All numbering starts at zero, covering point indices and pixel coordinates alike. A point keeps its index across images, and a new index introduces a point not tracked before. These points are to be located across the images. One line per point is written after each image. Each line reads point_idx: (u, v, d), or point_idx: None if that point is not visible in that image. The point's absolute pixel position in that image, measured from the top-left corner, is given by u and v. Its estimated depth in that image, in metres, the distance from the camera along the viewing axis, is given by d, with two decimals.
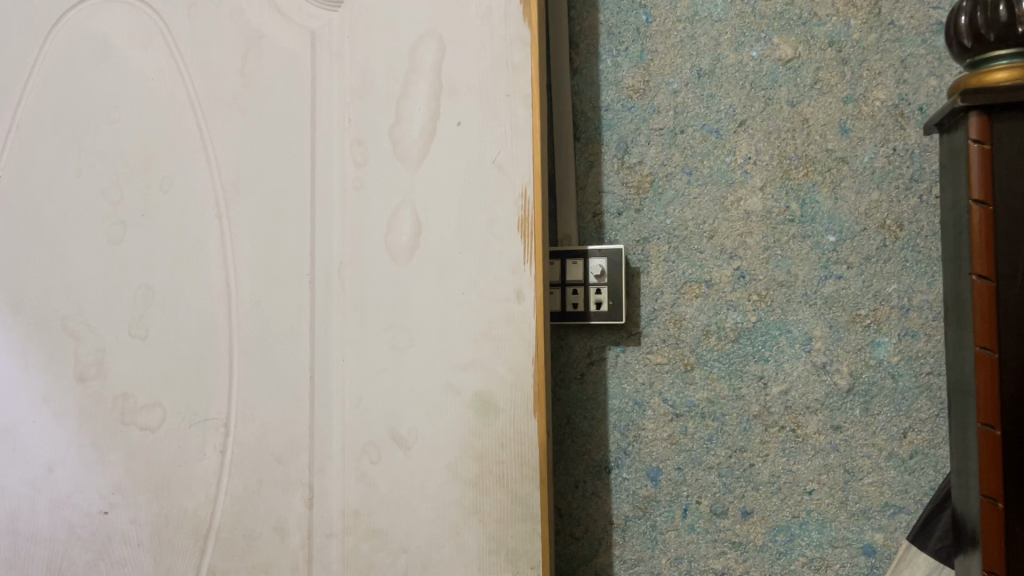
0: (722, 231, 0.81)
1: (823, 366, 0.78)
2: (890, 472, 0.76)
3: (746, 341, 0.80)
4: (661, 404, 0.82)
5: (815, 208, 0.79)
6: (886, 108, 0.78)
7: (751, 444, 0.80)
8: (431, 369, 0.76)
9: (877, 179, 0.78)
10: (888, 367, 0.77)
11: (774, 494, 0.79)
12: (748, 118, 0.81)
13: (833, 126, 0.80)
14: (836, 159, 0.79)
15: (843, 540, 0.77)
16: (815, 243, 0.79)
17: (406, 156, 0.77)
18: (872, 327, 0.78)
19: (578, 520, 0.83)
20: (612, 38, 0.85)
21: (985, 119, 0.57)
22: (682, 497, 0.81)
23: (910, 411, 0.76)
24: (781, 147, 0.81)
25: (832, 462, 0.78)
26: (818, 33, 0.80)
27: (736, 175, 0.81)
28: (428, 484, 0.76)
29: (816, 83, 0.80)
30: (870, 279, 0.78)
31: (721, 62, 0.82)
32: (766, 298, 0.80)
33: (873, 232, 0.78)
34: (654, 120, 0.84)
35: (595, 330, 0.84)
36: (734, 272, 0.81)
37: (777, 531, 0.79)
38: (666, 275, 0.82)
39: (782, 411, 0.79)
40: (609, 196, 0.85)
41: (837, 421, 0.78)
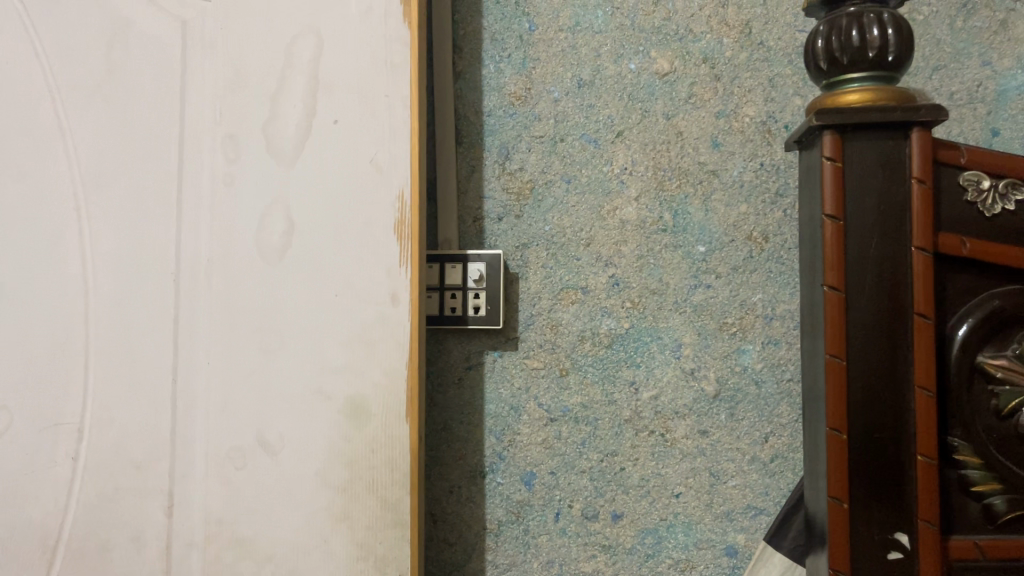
0: (599, 238, 0.83)
1: (692, 372, 0.81)
2: (752, 475, 0.79)
3: (619, 347, 0.82)
4: (536, 409, 0.82)
5: (687, 218, 0.82)
6: (754, 124, 0.82)
7: (622, 447, 0.81)
8: (301, 372, 0.74)
9: (746, 194, 0.81)
10: (752, 373, 0.80)
11: (644, 497, 0.80)
12: (626, 129, 0.83)
13: (706, 140, 0.82)
14: (707, 172, 0.82)
15: (707, 541, 0.79)
16: (686, 253, 0.82)
17: (280, 153, 0.76)
18: (738, 335, 0.80)
19: (452, 525, 0.83)
20: (496, 44, 0.86)
21: (838, 137, 0.60)
22: (556, 501, 0.82)
23: (772, 416, 0.80)
24: (656, 159, 0.83)
25: (698, 466, 0.80)
26: (693, 49, 0.83)
27: (614, 185, 0.83)
28: (295, 491, 0.74)
29: (691, 97, 0.82)
30: (737, 288, 0.81)
31: (600, 73, 0.84)
32: (640, 305, 0.82)
33: (741, 244, 0.81)
34: (535, 128, 0.84)
35: (473, 335, 0.84)
36: (609, 279, 0.82)
37: (646, 534, 0.80)
38: (544, 281, 0.83)
39: (653, 416, 0.81)
40: (489, 201, 0.85)
41: (704, 426, 0.80)
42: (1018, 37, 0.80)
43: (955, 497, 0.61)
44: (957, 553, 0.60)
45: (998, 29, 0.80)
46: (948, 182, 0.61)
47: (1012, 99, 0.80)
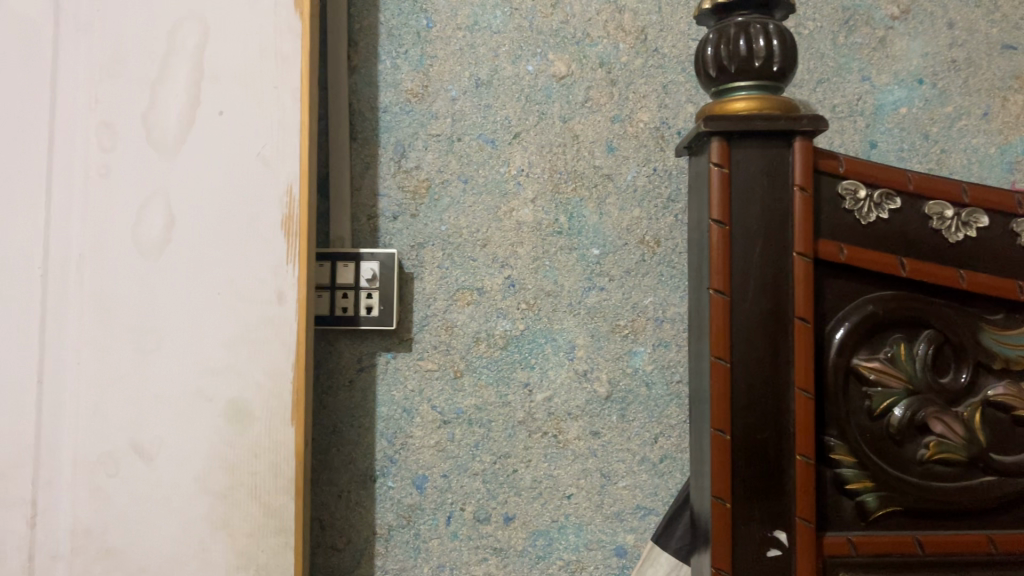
0: (495, 239, 0.82)
1: (585, 374, 0.81)
2: (642, 475, 0.80)
3: (514, 349, 0.81)
4: (430, 411, 0.81)
5: (582, 222, 0.82)
6: (649, 130, 0.83)
7: (515, 449, 0.81)
8: (180, 374, 0.71)
9: (640, 198, 0.83)
10: (643, 375, 0.81)
11: (536, 499, 0.80)
12: (523, 131, 0.83)
13: (601, 144, 0.83)
14: (602, 176, 0.83)
15: (597, 542, 0.80)
16: (581, 256, 0.82)
17: (160, 143, 0.72)
18: (630, 337, 0.81)
19: (340, 531, 0.81)
20: (392, 40, 0.84)
21: (725, 144, 0.62)
22: (447, 505, 0.81)
23: (662, 417, 0.81)
24: (552, 161, 0.83)
25: (590, 467, 0.80)
26: (590, 53, 0.83)
27: (510, 187, 0.83)
28: (172, 498, 0.70)
29: (587, 101, 0.83)
30: (629, 291, 0.82)
31: (498, 74, 0.83)
32: (534, 307, 0.82)
33: (634, 247, 0.82)
34: (432, 126, 0.83)
35: (364, 335, 0.82)
36: (505, 280, 0.82)
37: (537, 536, 0.80)
38: (439, 281, 0.82)
39: (546, 417, 0.81)
40: (384, 199, 0.83)
41: (595, 427, 0.81)
42: (895, 54, 0.84)
43: (830, 495, 0.63)
44: (831, 549, 0.62)
45: (877, 46, 0.84)
46: (827, 190, 0.63)
47: (889, 113, 0.83)
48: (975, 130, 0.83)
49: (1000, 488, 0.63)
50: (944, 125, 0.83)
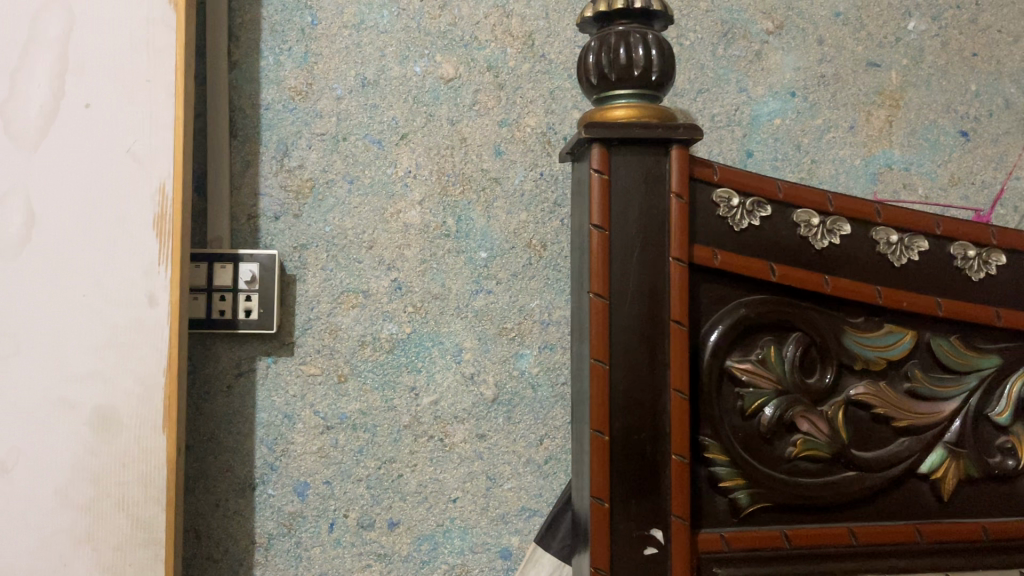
0: (381, 241, 0.81)
1: (471, 377, 0.81)
2: (527, 477, 0.81)
3: (400, 352, 0.81)
4: (312, 416, 0.79)
5: (470, 225, 0.82)
6: (536, 135, 0.84)
7: (401, 454, 0.80)
8: (41, 380, 0.67)
9: (527, 202, 0.83)
10: (529, 377, 0.82)
11: (421, 503, 0.80)
12: (410, 132, 0.82)
13: (488, 147, 0.83)
14: (490, 179, 0.83)
15: (482, 545, 0.80)
16: (469, 258, 0.82)
17: (19, 136, 0.68)
18: (517, 339, 0.82)
19: (217, 541, 0.78)
20: (276, 36, 0.82)
21: (605, 150, 0.63)
22: (330, 511, 0.79)
23: (548, 419, 0.82)
24: (440, 163, 0.82)
25: (476, 470, 0.80)
26: (477, 56, 0.84)
27: (397, 188, 0.82)
28: (31, 512, 0.66)
29: (475, 104, 0.83)
30: (516, 294, 0.82)
31: (385, 74, 0.83)
32: (421, 310, 0.81)
33: (521, 251, 0.83)
34: (316, 124, 0.82)
35: (244, 339, 0.80)
36: (391, 283, 0.81)
37: (422, 541, 0.80)
38: (323, 283, 0.80)
39: (432, 421, 0.80)
40: (265, 198, 0.81)
41: (482, 430, 0.81)
42: (769, 67, 0.87)
43: (705, 492, 0.65)
44: (706, 546, 0.64)
45: (753, 59, 0.87)
46: (702, 198, 0.65)
47: (765, 124, 0.87)
48: (843, 142, 0.87)
49: (862, 482, 0.66)
50: (815, 137, 0.87)
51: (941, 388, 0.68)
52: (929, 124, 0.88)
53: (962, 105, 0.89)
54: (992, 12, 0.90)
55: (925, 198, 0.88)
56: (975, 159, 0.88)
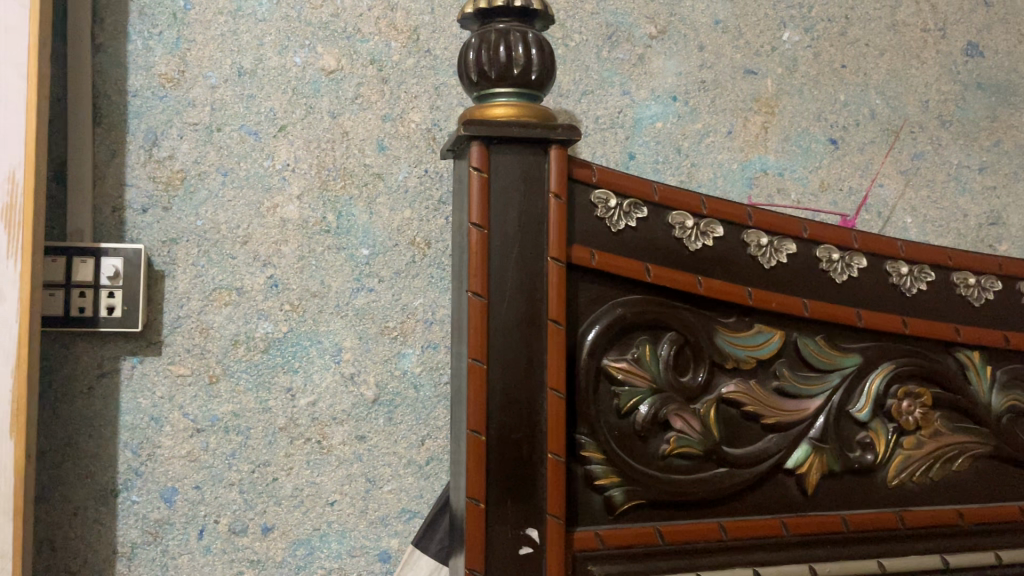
0: (257, 237, 0.78)
1: (351, 377, 0.79)
2: (408, 478, 0.80)
3: (276, 352, 0.78)
4: (181, 419, 0.76)
5: (351, 221, 0.80)
6: (420, 131, 0.82)
7: (275, 457, 0.77)
8: None
9: (410, 199, 0.82)
10: (411, 377, 0.81)
11: (297, 507, 0.77)
12: (289, 124, 0.80)
13: (371, 142, 0.81)
14: (372, 175, 0.81)
15: (361, 548, 0.78)
16: (350, 255, 0.80)
17: None
18: (399, 339, 0.81)
19: (75, 552, 0.74)
20: (145, 19, 0.78)
21: (485, 148, 0.62)
22: (199, 518, 0.76)
23: (429, 419, 0.81)
24: (320, 157, 0.80)
25: (354, 473, 0.79)
26: (360, 49, 0.82)
27: (275, 182, 0.79)
28: None
29: (357, 98, 0.81)
30: (399, 292, 0.81)
31: (263, 63, 0.80)
32: (299, 308, 0.79)
33: (404, 249, 0.81)
34: (188, 113, 0.78)
35: (107, 338, 0.75)
36: (267, 280, 0.78)
37: (297, 545, 0.77)
38: (194, 280, 0.77)
39: (309, 423, 0.78)
40: (132, 189, 0.77)
41: (361, 432, 0.79)
42: (652, 71, 0.89)
43: (580, 491, 0.65)
44: (580, 544, 0.64)
45: (636, 63, 0.88)
46: (581, 199, 0.66)
47: (647, 126, 0.88)
48: (721, 147, 0.90)
49: (731, 478, 0.68)
50: (694, 140, 0.89)
51: (806, 385, 0.70)
52: (801, 131, 0.92)
53: (832, 114, 0.92)
54: (861, 25, 0.94)
55: (797, 202, 0.91)
56: (843, 166, 0.92)
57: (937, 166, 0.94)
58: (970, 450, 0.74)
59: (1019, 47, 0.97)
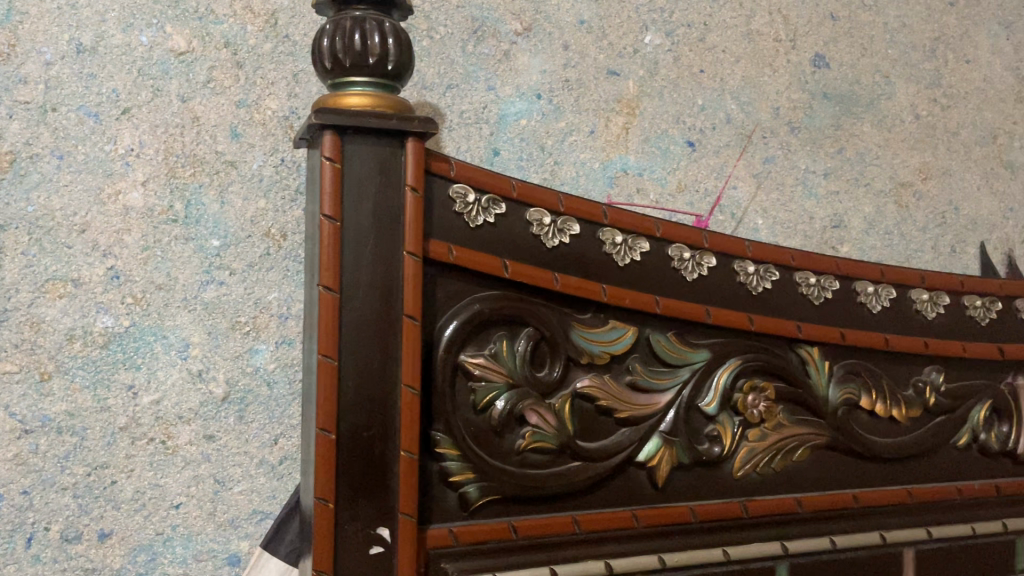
0: (96, 225, 0.74)
1: (199, 374, 0.76)
2: (260, 479, 0.78)
3: (117, 348, 0.74)
4: (7, 420, 0.70)
5: (201, 210, 0.77)
6: (276, 118, 0.80)
7: (115, 459, 0.73)
8: None
9: (265, 188, 0.79)
10: (264, 375, 0.78)
11: (138, 511, 0.73)
12: (133, 106, 0.75)
13: (224, 128, 0.78)
14: (225, 162, 0.78)
15: (208, 552, 0.76)
16: (199, 247, 0.77)
17: None
18: (251, 335, 0.78)
19: None
20: None
21: (338, 138, 0.60)
22: (27, 525, 0.71)
23: (283, 418, 0.79)
24: (168, 143, 0.76)
25: (202, 474, 0.76)
26: (213, 31, 0.78)
27: (117, 167, 0.75)
28: None
29: (209, 81, 0.78)
30: (252, 286, 0.78)
31: (105, 41, 0.75)
32: (142, 301, 0.75)
33: (258, 240, 0.79)
34: (19, 91, 0.72)
35: None
36: (107, 271, 0.74)
37: (138, 552, 0.73)
38: (24, 270, 0.71)
39: (152, 422, 0.74)
40: None
41: (210, 431, 0.76)
42: (517, 68, 0.89)
43: (435, 488, 0.65)
44: (434, 542, 0.64)
45: (501, 58, 0.88)
46: (439, 193, 0.65)
47: (511, 123, 0.88)
48: (583, 146, 0.91)
49: (585, 471, 0.69)
50: (558, 139, 0.90)
51: (658, 380, 0.72)
52: (661, 133, 0.94)
53: (690, 117, 0.95)
54: (718, 32, 0.97)
55: (656, 202, 0.93)
56: (699, 168, 0.95)
57: (785, 170, 0.99)
58: (809, 441, 0.78)
59: (862, 60, 1.03)
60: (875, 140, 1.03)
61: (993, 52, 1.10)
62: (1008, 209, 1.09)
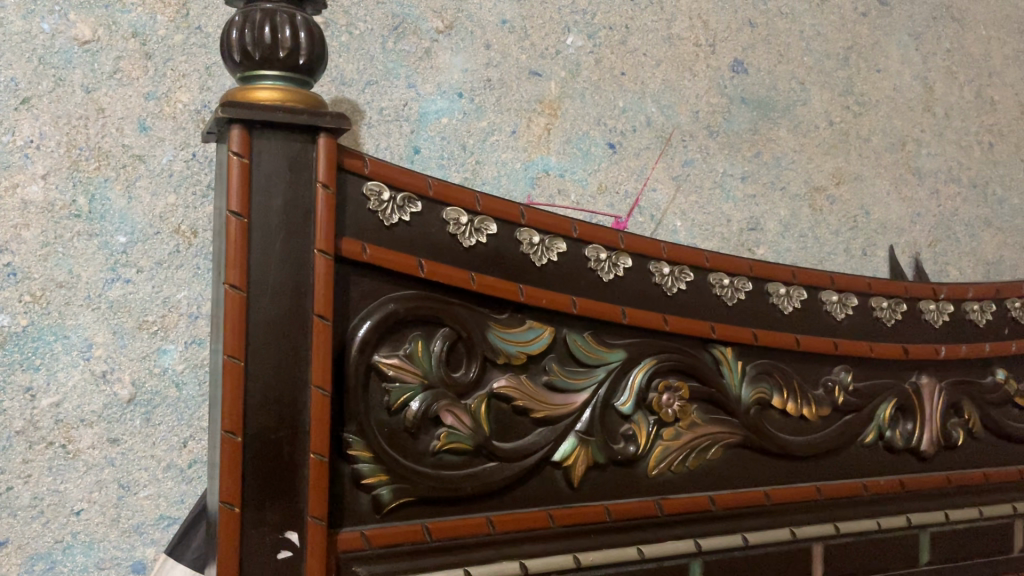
0: None
1: (102, 375, 0.75)
2: (167, 483, 0.77)
3: (14, 348, 0.72)
4: None
5: (106, 205, 0.76)
6: (187, 112, 0.79)
7: (11, 464, 0.71)
8: None
9: (175, 183, 0.78)
10: (173, 375, 0.78)
11: (35, 519, 0.72)
12: (33, 96, 0.74)
13: (131, 121, 0.77)
14: (132, 156, 0.77)
15: (111, 560, 0.75)
16: (103, 243, 0.75)
17: None
18: (159, 334, 0.77)
19: None
20: None
21: (246, 133, 0.59)
22: None
23: (191, 420, 0.78)
24: (71, 135, 0.75)
25: (105, 479, 0.74)
26: (121, 20, 0.77)
27: (15, 159, 0.73)
28: None
29: (116, 72, 0.76)
30: (160, 284, 0.77)
31: (5, 27, 0.73)
32: (42, 300, 0.73)
33: (167, 237, 0.78)
34: None
35: None
36: (4, 268, 0.72)
37: (36, 561, 0.72)
38: None
39: (52, 425, 0.73)
40: None
41: (114, 434, 0.75)
42: (438, 66, 0.88)
43: (347, 490, 0.64)
44: (345, 545, 0.63)
45: (422, 56, 0.88)
46: (352, 190, 0.64)
47: (432, 121, 0.88)
48: (505, 146, 0.91)
49: (501, 472, 0.69)
50: (479, 138, 0.90)
51: (574, 380, 0.72)
52: (582, 134, 0.95)
53: (611, 119, 0.96)
54: (639, 36, 0.98)
55: (576, 203, 0.94)
56: (620, 170, 0.96)
57: (704, 173, 1.00)
58: (722, 440, 0.79)
59: (778, 67, 1.05)
60: (791, 145, 1.05)
61: (902, 62, 1.13)
62: (916, 214, 1.13)
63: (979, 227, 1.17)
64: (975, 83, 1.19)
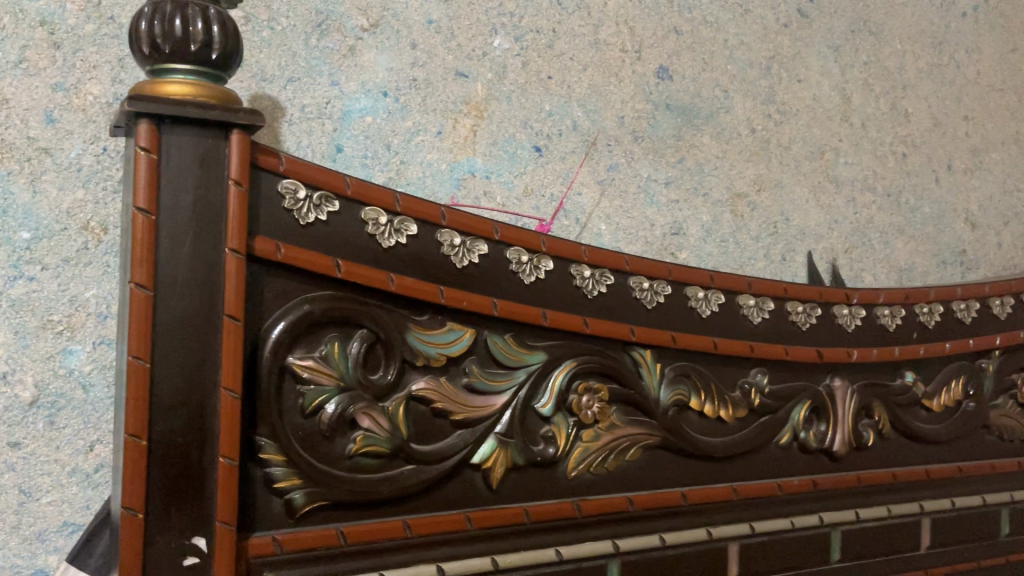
0: None
1: (3, 376, 0.72)
2: (72, 489, 0.75)
3: None
4: None
5: (9, 200, 0.73)
6: (98, 105, 0.77)
7: None
8: None
9: (84, 178, 0.76)
10: (79, 377, 0.75)
11: None
12: None
13: (38, 113, 0.75)
14: (37, 149, 0.75)
15: (10, 568, 0.73)
16: (6, 239, 0.73)
17: None
18: (65, 335, 0.75)
19: None
20: None
21: (155, 128, 0.57)
22: None
23: (98, 423, 0.76)
24: None
25: (5, 484, 0.72)
26: (28, 8, 0.75)
27: None
28: None
29: (21, 62, 0.74)
30: (66, 282, 0.75)
31: None
32: None
33: (75, 233, 0.76)
34: None
35: None
36: None
37: None
38: None
39: None
40: None
41: (15, 438, 0.73)
42: (362, 64, 0.87)
43: (258, 495, 0.62)
44: (256, 550, 0.61)
45: (346, 53, 0.87)
46: (266, 188, 0.62)
47: (355, 120, 0.87)
48: (430, 146, 0.90)
49: (418, 475, 0.68)
50: (403, 138, 0.89)
51: (494, 382, 0.72)
52: (508, 136, 0.95)
53: (537, 122, 0.96)
54: (566, 40, 0.99)
55: (502, 205, 0.94)
56: (546, 173, 0.97)
57: (629, 178, 1.02)
58: (641, 441, 0.80)
59: (702, 74, 1.07)
60: (714, 152, 1.07)
61: (822, 73, 1.17)
62: (833, 221, 1.16)
63: (892, 235, 1.21)
64: (890, 96, 1.23)
